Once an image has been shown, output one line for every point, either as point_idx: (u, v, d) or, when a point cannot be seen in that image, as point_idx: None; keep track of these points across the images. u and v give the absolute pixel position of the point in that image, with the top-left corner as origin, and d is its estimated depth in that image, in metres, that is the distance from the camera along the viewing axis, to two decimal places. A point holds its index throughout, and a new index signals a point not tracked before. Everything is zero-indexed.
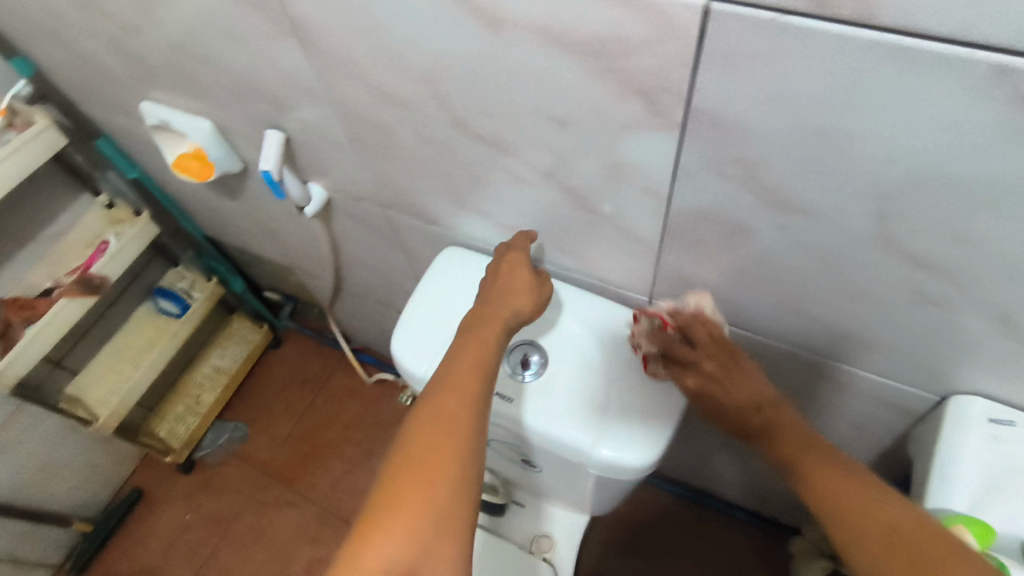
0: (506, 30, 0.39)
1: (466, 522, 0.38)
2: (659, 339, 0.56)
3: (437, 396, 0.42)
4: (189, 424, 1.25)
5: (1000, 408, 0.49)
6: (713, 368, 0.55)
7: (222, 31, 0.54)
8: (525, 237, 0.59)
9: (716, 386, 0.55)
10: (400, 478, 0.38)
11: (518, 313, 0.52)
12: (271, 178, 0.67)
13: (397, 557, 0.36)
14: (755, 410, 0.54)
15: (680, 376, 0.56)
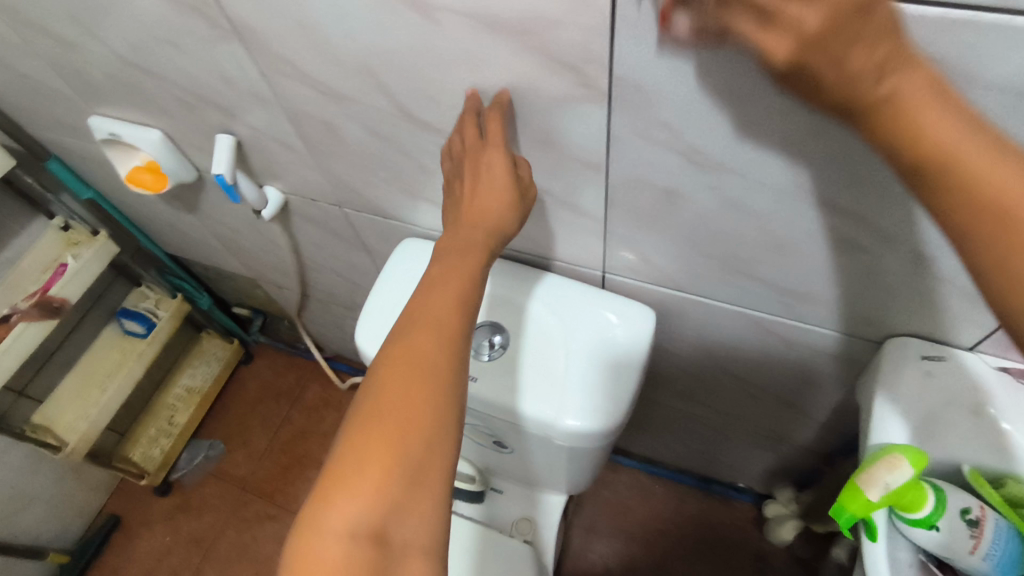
0: (436, 15, 0.41)
1: (440, 477, 0.40)
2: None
3: (408, 347, 0.42)
4: (163, 446, 1.24)
5: (932, 345, 0.53)
6: (821, 19, 0.28)
7: (164, 39, 0.55)
8: (500, 100, 0.46)
9: (821, 50, 0.29)
10: (369, 435, 0.39)
11: (497, 231, 0.48)
12: (225, 182, 0.68)
13: (367, 515, 0.38)
14: (878, 78, 0.30)
15: (756, 30, 0.31)
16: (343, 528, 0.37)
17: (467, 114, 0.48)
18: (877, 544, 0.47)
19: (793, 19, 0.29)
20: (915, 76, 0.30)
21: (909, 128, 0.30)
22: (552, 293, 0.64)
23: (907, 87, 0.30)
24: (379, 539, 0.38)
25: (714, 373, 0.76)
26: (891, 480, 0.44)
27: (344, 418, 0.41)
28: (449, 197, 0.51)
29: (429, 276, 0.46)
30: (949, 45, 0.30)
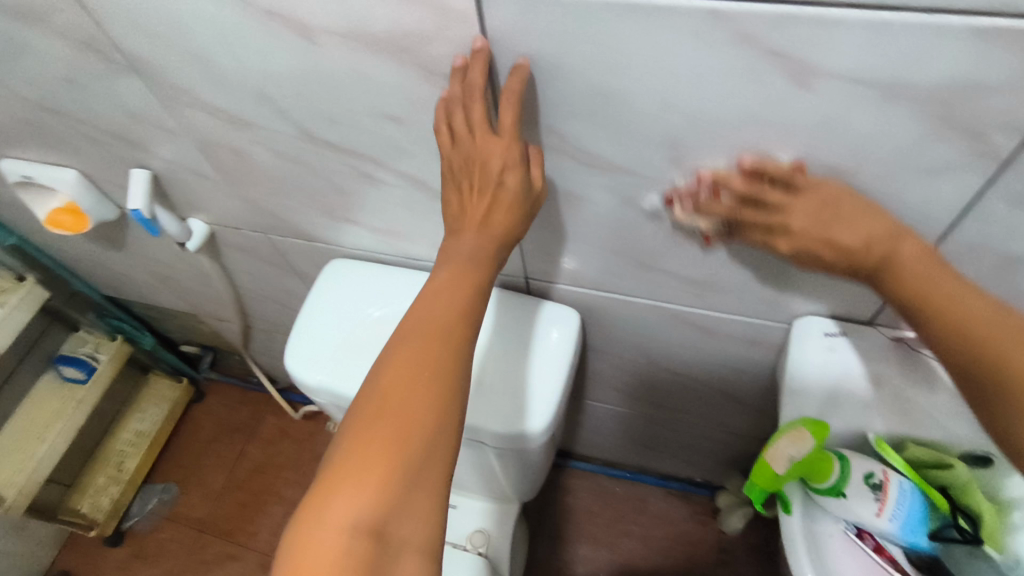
0: (319, 38, 0.43)
1: (444, 474, 0.38)
2: (717, 207, 0.45)
3: (416, 346, 0.40)
4: (113, 494, 1.20)
5: (833, 322, 0.54)
6: (803, 215, 0.42)
7: (64, 77, 0.55)
8: (519, 75, 0.40)
9: (822, 228, 0.42)
10: (373, 432, 0.38)
11: (506, 241, 0.44)
12: (143, 217, 0.67)
13: (368, 510, 0.36)
14: (873, 250, 0.42)
15: (766, 236, 0.45)
16: (343, 522, 0.36)
17: (476, 93, 0.41)
18: (790, 515, 0.49)
19: (788, 219, 0.42)
20: (909, 245, 0.41)
21: (921, 285, 0.40)
22: None
23: (904, 243, 0.41)
24: (379, 536, 0.36)
25: (649, 369, 0.78)
26: (796, 452, 0.46)
27: (348, 415, 0.40)
28: (449, 186, 0.45)
29: (437, 275, 0.44)
30: (784, 37, 0.34)
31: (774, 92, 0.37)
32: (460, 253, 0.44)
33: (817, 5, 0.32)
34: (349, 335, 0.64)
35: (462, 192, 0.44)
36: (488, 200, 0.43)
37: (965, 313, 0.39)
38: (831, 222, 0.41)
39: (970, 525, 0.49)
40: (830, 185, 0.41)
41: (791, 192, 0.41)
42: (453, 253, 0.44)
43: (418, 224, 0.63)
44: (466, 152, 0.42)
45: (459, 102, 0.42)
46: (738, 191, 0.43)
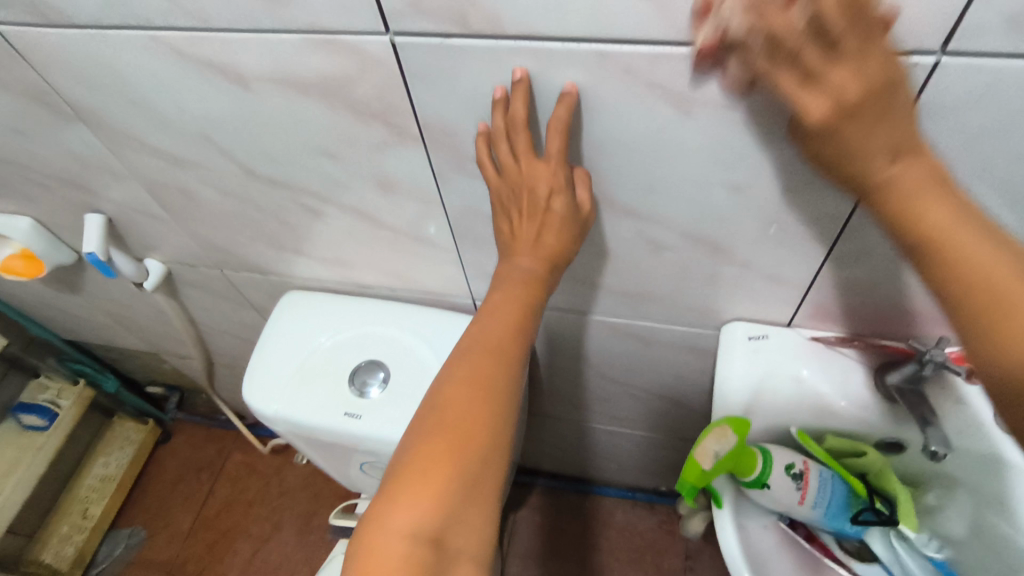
0: (252, 84, 0.46)
1: (496, 488, 0.41)
2: (778, 18, 0.29)
3: (473, 364, 0.44)
4: (77, 543, 1.18)
5: (756, 326, 0.59)
6: (860, 88, 0.29)
7: (12, 128, 0.57)
8: (566, 102, 0.41)
9: (853, 118, 0.30)
10: (433, 444, 0.41)
11: (555, 264, 0.47)
12: (97, 258, 0.69)
13: (429, 519, 0.39)
14: (892, 158, 0.32)
15: (795, 88, 0.31)
16: (405, 528, 0.38)
17: (518, 124, 0.42)
18: (723, 509, 0.52)
19: (835, 84, 0.29)
20: (921, 166, 0.32)
21: (907, 211, 0.32)
22: (420, 326, 0.67)
23: (909, 170, 0.32)
24: (437, 543, 0.39)
25: (600, 381, 0.81)
26: (719, 448, 0.49)
27: (408, 427, 0.43)
28: (500, 211, 0.47)
29: (491, 295, 0.47)
30: (662, 71, 0.38)
31: (664, 119, 0.41)
32: (512, 278, 0.46)
33: (685, 45, 0.36)
34: (306, 362, 0.67)
35: (513, 216, 0.46)
36: (538, 224, 0.45)
37: (953, 240, 0.32)
38: (877, 120, 0.30)
39: (886, 507, 0.53)
40: (894, 63, 0.29)
41: (841, 53, 0.28)
42: (504, 276, 0.47)
43: (364, 254, 0.66)
44: (514, 180, 0.44)
45: (502, 131, 0.43)
46: (826, 12, 0.27)
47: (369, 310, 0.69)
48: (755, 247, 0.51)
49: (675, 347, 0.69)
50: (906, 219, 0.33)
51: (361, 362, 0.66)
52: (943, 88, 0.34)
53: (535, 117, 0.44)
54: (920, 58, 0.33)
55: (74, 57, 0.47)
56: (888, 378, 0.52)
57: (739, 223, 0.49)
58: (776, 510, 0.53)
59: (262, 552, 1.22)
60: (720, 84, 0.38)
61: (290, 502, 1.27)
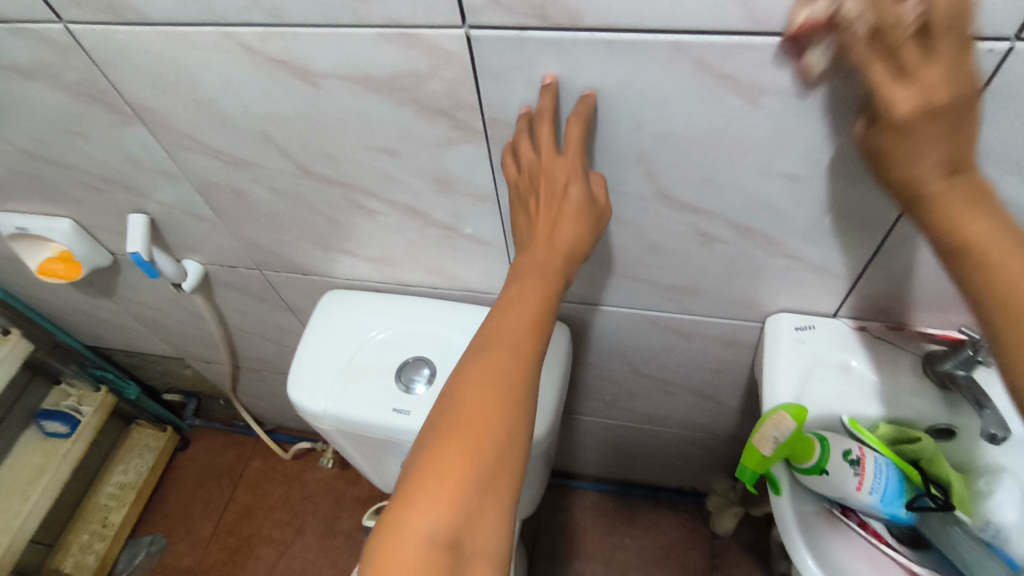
0: (321, 82, 0.47)
1: (515, 486, 0.40)
2: (890, 12, 0.30)
3: (487, 359, 0.42)
4: (98, 551, 1.17)
5: (801, 317, 0.60)
6: (936, 96, 0.32)
7: (69, 130, 0.58)
8: (586, 104, 0.43)
9: (932, 118, 0.33)
10: (447, 444, 0.39)
11: (572, 255, 0.45)
12: (142, 259, 0.69)
13: (443, 521, 0.37)
14: (943, 171, 0.35)
15: (885, 82, 0.33)
16: (421, 531, 0.37)
17: (546, 116, 0.44)
18: (780, 496, 0.55)
19: (926, 82, 0.31)
20: (966, 184, 0.36)
21: (952, 219, 0.36)
22: (463, 322, 0.67)
23: (954, 187, 0.36)
24: (453, 547, 0.37)
25: (633, 378, 0.82)
26: (778, 434, 0.50)
27: (421, 427, 0.41)
28: (519, 207, 0.48)
29: (506, 291, 0.45)
30: (735, 62, 0.39)
31: (732, 110, 0.42)
32: (533, 267, 0.45)
33: (761, 35, 0.37)
34: (353, 359, 0.67)
35: (531, 208, 0.46)
36: (555, 213, 0.45)
37: (993, 246, 0.35)
38: (955, 122, 0.33)
39: (941, 492, 0.52)
40: (967, 79, 0.32)
41: (934, 54, 0.31)
42: (523, 268, 0.45)
43: (410, 253, 0.66)
44: (532, 171, 0.45)
45: (523, 132, 0.46)
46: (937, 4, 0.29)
47: (412, 307, 0.70)
48: (808, 238, 0.52)
49: (716, 342, 0.69)
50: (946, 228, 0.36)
51: (407, 358, 0.66)
52: (1014, 73, 0.36)
53: (558, 123, 0.47)
54: (993, 45, 0.34)
55: (143, 57, 0.48)
56: (941, 366, 0.54)
57: (792, 214, 0.50)
58: (832, 497, 0.53)
59: (285, 556, 1.21)
60: (798, 73, 0.39)
61: (311, 507, 1.26)
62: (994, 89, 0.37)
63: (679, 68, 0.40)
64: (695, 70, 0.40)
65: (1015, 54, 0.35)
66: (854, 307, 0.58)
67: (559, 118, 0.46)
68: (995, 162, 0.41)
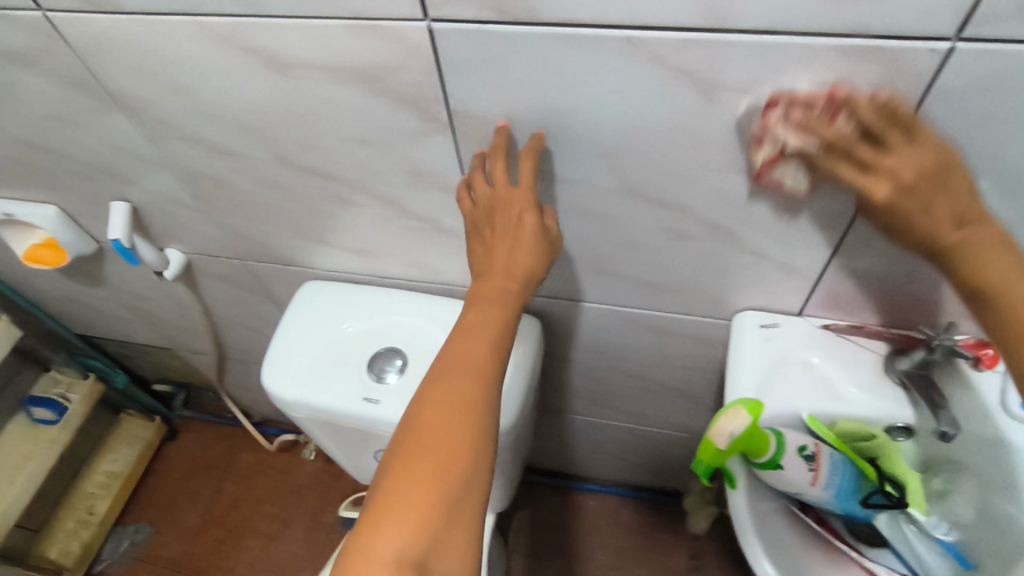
0: (292, 72, 0.48)
1: (478, 507, 0.42)
2: (829, 130, 0.39)
3: (447, 382, 0.45)
4: (83, 538, 1.18)
5: (767, 315, 0.61)
6: (915, 170, 0.38)
7: (52, 117, 0.59)
8: (536, 141, 0.47)
9: (910, 193, 0.39)
10: (410, 470, 0.42)
11: (528, 281, 0.48)
12: (123, 246, 0.70)
13: (410, 545, 0.40)
14: (954, 226, 0.40)
15: (857, 176, 0.40)
16: (388, 557, 0.40)
17: (500, 152, 0.47)
18: (736, 489, 0.54)
19: (892, 169, 0.38)
20: (984, 231, 0.40)
21: (973, 266, 0.41)
22: (436, 313, 0.68)
23: (968, 233, 0.40)
24: (422, 568, 0.40)
25: (610, 376, 0.82)
26: (734, 428, 0.51)
27: (386, 454, 0.44)
28: (474, 238, 0.50)
29: (465, 315, 0.48)
30: (690, 58, 0.40)
31: (689, 106, 0.43)
32: (488, 295, 0.48)
33: (713, 31, 0.38)
34: (327, 348, 0.68)
35: (488, 238, 0.49)
36: (512, 241, 0.48)
37: (1008, 285, 0.41)
38: (934, 188, 0.38)
39: (896, 490, 0.54)
40: (944, 147, 0.38)
41: (889, 146, 0.38)
42: (480, 294, 0.48)
43: (387, 245, 0.67)
44: (488, 203, 0.49)
45: (477, 167, 0.50)
46: (865, 119, 0.37)
47: (388, 298, 0.70)
48: (771, 236, 0.52)
49: (688, 340, 0.70)
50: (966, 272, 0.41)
51: (380, 349, 0.67)
52: (958, 72, 0.36)
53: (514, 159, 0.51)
54: (935, 44, 0.35)
55: (121, 44, 0.49)
56: (898, 365, 0.55)
57: (755, 211, 0.50)
58: (788, 492, 0.54)
59: (268, 548, 1.21)
60: (751, 69, 0.39)
61: (296, 500, 1.27)
62: (939, 88, 0.37)
63: (636, 62, 0.41)
64: (652, 65, 0.41)
65: (956, 54, 0.35)
66: (820, 306, 0.58)
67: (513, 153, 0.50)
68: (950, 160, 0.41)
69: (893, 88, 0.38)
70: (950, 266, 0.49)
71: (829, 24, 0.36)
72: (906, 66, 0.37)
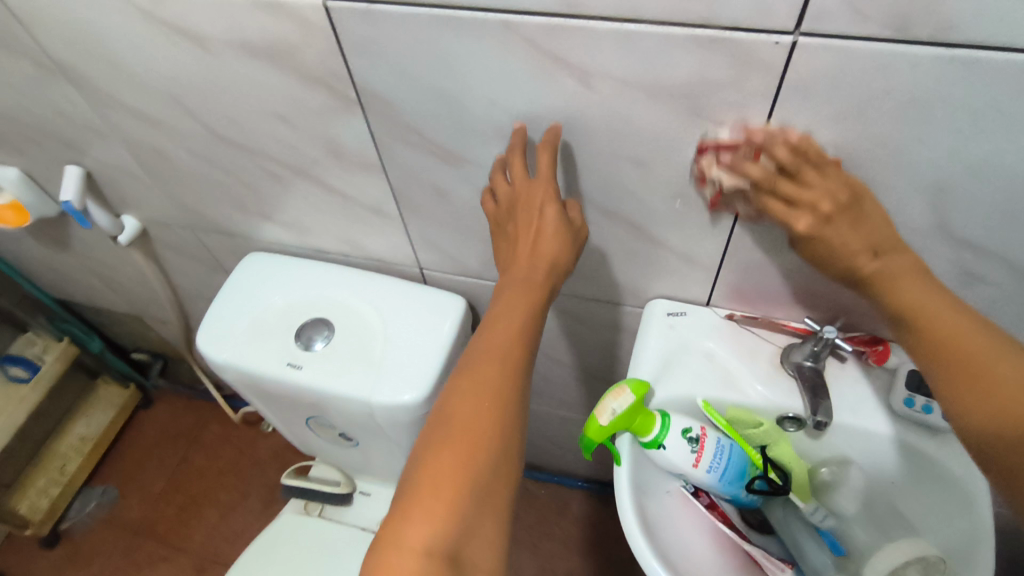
0: (210, 45, 0.50)
1: (507, 496, 0.42)
2: (754, 168, 0.43)
3: (476, 372, 0.45)
4: (53, 495, 1.23)
5: (676, 304, 0.62)
6: (831, 203, 0.42)
7: (4, 81, 0.63)
8: (553, 134, 0.47)
9: (833, 224, 0.43)
10: (442, 458, 0.41)
11: (555, 271, 0.47)
12: (74, 209, 0.74)
13: (441, 533, 0.39)
14: (870, 255, 0.43)
15: (785, 212, 0.44)
16: (418, 545, 0.38)
17: (518, 150, 0.48)
18: (621, 467, 0.55)
19: (812, 202, 0.42)
20: (903, 259, 0.43)
21: (905, 303, 0.43)
22: (368, 289, 0.71)
23: (892, 262, 0.43)
24: (453, 557, 0.38)
25: (544, 362, 0.85)
26: (618, 406, 0.52)
27: (417, 443, 0.43)
28: (502, 238, 0.50)
29: (493, 308, 0.48)
30: (561, 44, 0.42)
31: (571, 93, 0.45)
32: (515, 286, 0.47)
33: (578, 18, 0.40)
34: (262, 317, 0.70)
35: (513, 235, 0.49)
36: (533, 234, 0.47)
37: (925, 308, 0.42)
38: (857, 223, 0.43)
39: (780, 478, 0.56)
40: (852, 180, 0.42)
41: (806, 182, 0.42)
42: (506, 285, 0.47)
43: (321, 220, 0.70)
44: (509, 200, 0.49)
45: (498, 170, 0.50)
46: (782, 160, 0.42)
47: (324, 272, 0.73)
48: (666, 226, 0.54)
49: (609, 327, 0.72)
50: (907, 312, 0.43)
51: (310, 319, 0.70)
52: (804, 66, 0.38)
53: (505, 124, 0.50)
54: (779, 38, 0.37)
55: (55, 14, 0.52)
56: (793, 358, 0.56)
57: (648, 201, 0.52)
58: (676, 474, 0.56)
59: (229, 514, 1.26)
60: (619, 57, 0.41)
61: (259, 472, 1.31)
62: (790, 80, 0.39)
63: (515, 47, 0.43)
64: (529, 49, 0.43)
65: (800, 49, 0.37)
66: (723, 298, 0.60)
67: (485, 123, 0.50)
68: None
69: (748, 79, 0.40)
70: None
71: (680, 14, 0.38)
72: (755, 58, 0.38)
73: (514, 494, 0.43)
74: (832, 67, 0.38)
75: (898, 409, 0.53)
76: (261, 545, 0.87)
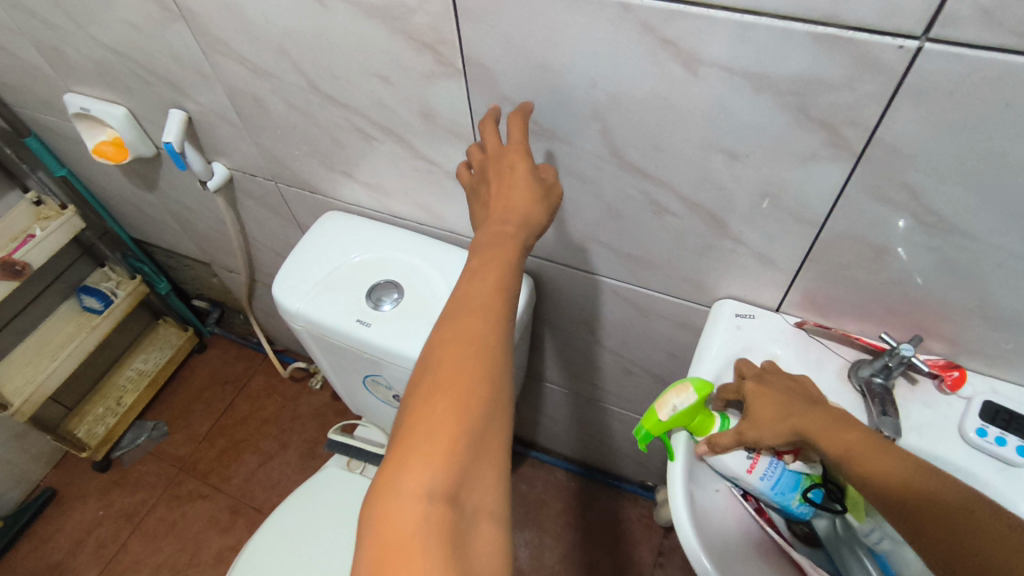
0: (328, 2, 0.53)
1: (503, 440, 0.41)
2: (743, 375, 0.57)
3: (459, 323, 0.43)
4: (109, 424, 1.28)
5: (745, 306, 0.62)
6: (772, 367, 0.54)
7: (127, 21, 0.66)
8: (523, 109, 0.52)
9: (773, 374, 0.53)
10: (432, 407, 0.40)
11: (528, 222, 0.47)
12: (173, 150, 0.78)
13: (440, 478, 0.37)
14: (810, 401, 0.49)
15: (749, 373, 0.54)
16: (419, 490, 0.37)
17: (485, 122, 0.52)
18: (675, 463, 0.55)
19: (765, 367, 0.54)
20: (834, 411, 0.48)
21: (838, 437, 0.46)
22: (438, 257, 0.73)
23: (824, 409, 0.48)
24: (454, 500, 0.37)
25: (596, 352, 0.86)
26: (679, 403, 0.53)
27: (404, 398, 0.42)
28: (476, 201, 0.52)
29: (467, 262, 0.47)
30: (676, 29, 0.42)
31: (676, 79, 0.45)
32: (489, 239, 0.47)
33: (697, 5, 0.40)
34: (336, 272, 0.73)
35: (484, 194, 0.51)
36: (505, 186, 0.49)
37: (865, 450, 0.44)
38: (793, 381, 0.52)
39: (835, 488, 0.57)
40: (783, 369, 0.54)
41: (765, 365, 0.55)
42: (479, 246, 0.47)
43: (401, 184, 0.72)
44: (482, 165, 0.51)
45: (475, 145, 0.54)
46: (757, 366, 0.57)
47: (398, 237, 0.75)
48: (749, 225, 0.54)
49: (668, 322, 0.72)
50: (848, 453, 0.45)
51: (380, 280, 0.72)
52: (925, 73, 0.38)
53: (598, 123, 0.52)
54: (904, 42, 0.37)
55: None
56: (860, 372, 0.55)
57: (735, 197, 0.52)
58: (728, 475, 0.56)
59: (268, 463, 1.31)
60: (732, 45, 0.41)
61: (300, 426, 1.35)
62: (907, 85, 0.39)
63: (627, 28, 0.43)
64: (641, 31, 0.43)
65: (924, 54, 0.37)
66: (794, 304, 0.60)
67: (574, 104, 0.51)
68: (916, 163, 0.43)
69: (864, 80, 0.40)
70: (917, 273, 0.50)
71: (802, 8, 0.38)
72: (875, 60, 0.38)
73: (508, 440, 0.41)
74: (954, 76, 0.37)
75: (970, 438, 0.52)
76: (304, 492, 0.92)
